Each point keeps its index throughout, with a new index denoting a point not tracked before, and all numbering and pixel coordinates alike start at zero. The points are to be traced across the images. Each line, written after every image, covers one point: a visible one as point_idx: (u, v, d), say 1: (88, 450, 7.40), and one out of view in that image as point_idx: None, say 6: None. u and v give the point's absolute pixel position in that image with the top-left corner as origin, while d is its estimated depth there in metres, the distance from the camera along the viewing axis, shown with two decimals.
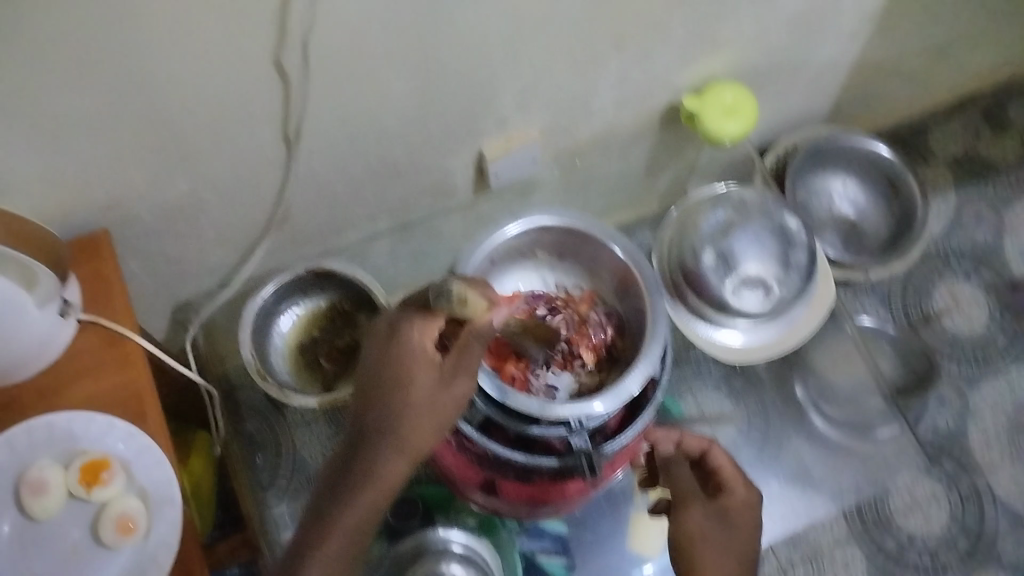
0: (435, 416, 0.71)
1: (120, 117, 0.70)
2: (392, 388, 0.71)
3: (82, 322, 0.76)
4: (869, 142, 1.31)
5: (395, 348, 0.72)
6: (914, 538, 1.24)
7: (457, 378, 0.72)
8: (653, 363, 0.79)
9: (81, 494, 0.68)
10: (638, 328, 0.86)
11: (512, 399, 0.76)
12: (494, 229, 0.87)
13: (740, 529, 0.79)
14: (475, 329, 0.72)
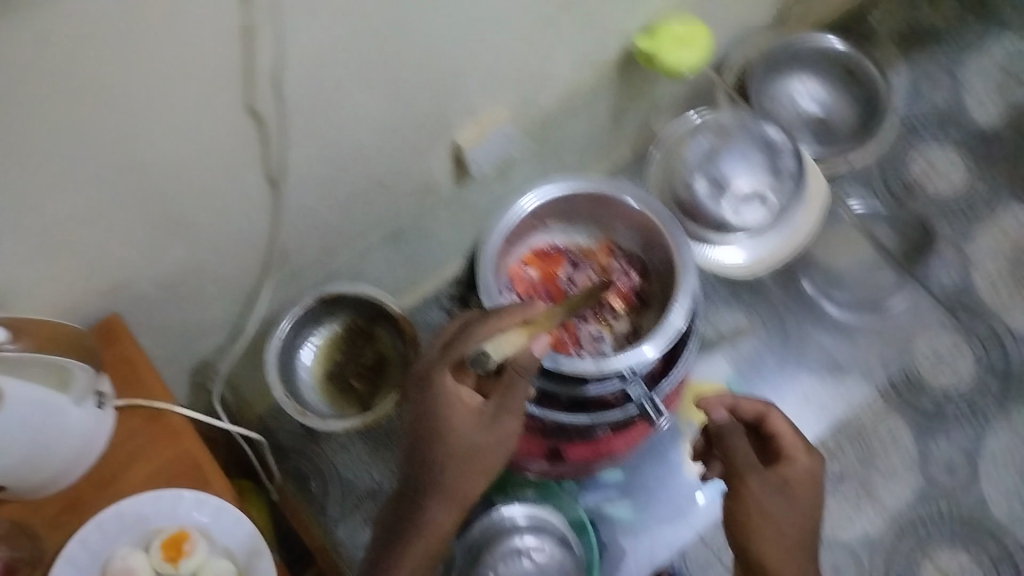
0: (481, 463, 0.73)
1: (106, 196, 0.69)
2: (434, 442, 0.73)
3: (119, 408, 0.75)
4: (819, 36, 1.32)
5: (433, 400, 0.72)
6: (949, 392, 1.22)
7: (501, 420, 0.73)
8: (690, 295, 0.79)
9: (169, 571, 0.69)
10: (660, 267, 0.87)
11: (566, 364, 0.76)
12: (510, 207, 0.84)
13: (800, 500, 0.77)
14: (519, 367, 0.72)
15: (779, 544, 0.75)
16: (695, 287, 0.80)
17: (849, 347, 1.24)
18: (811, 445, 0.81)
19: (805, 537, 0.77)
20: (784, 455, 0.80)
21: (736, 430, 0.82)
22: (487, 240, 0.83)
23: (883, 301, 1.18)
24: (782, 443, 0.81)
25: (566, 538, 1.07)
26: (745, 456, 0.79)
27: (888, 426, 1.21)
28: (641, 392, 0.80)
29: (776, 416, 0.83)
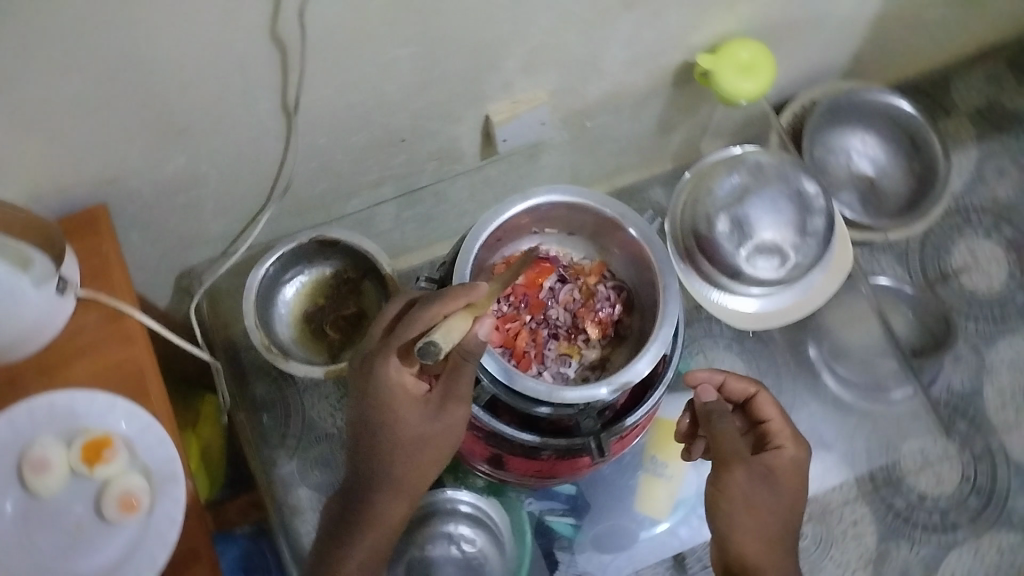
0: (429, 451, 0.72)
1: (112, 92, 0.68)
2: (380, 432, 0.72)
3: (81, 298, 0.74)
4: (889, 98, 1.26)
5: (378, 391, 0.70)
6: (925, 497, 1.22)
7: (447, 408, 0.71)
8: (664, 343, 0.76)
9: (84, 472, 0.68)
10: (650, 303, 0.84)
11: (521, 382, 0.74)
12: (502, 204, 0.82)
13: (783, 487, 0.80)
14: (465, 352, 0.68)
15: (759, 532, 0.78)
16: (671, 335, 0.77)
17: (835, 423, 1.22)
18: (798, 434, 0.86)
19: (789, 525, 0.79)
20: (772, 442, 0.86)
21: (726, 414, 0.87)
22: (474, 236, 0.80)
23: (881, 389, 1.21)
24: (771, 430, 0.87)
25: (501, 538, 1.09)
26: (731, 443, 0.82)
27: (852, 510, 1.20)
28: (592, 426, 0.78)
29: (764, 399, 0.90)
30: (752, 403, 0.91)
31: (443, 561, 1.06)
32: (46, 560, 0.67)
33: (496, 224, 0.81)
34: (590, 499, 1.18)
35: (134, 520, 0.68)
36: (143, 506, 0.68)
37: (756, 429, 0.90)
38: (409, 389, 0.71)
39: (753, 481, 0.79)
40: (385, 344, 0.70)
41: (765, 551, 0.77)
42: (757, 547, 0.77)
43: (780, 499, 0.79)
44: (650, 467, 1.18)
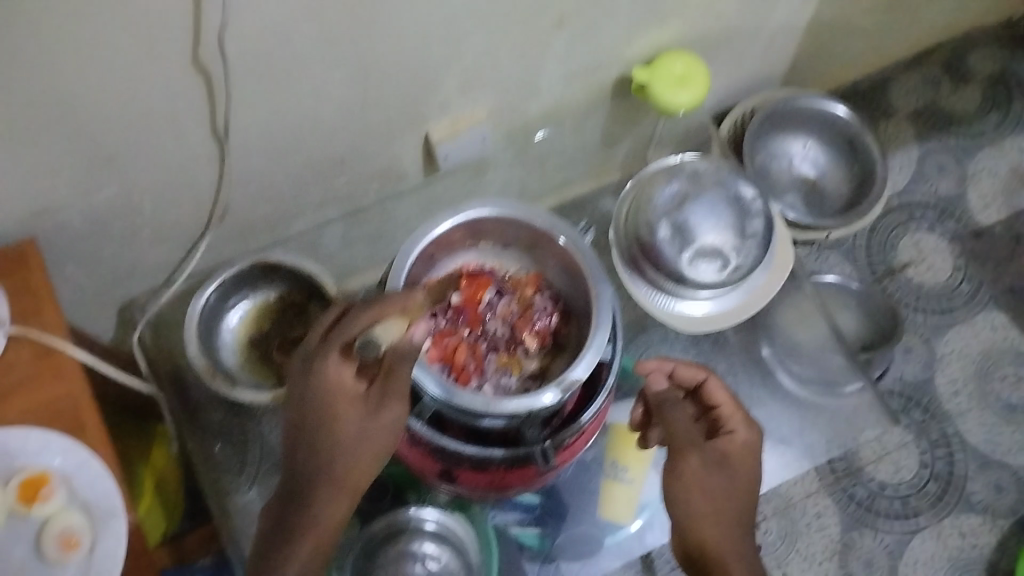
0: (370, 449, 0.71)
1: (34, 124, 0.68)
2: (318, 434, 0.70)
3: (12, 335, 0.73)
4: (825, 103, 1.29)
5: (315, 392, 0.70)
6: (885, 486, 1.27)
7: (386, 409, 0.71)
8: (599, 350, 0.79)
9: (22, 512, 0.68)
10: (584, 308, 0.86)
11: (458, 398, 0.75)
12: (427, 224, 0.84)
13: (737, 471, 0.83)
14: (400, 354, 0.70)
15: (714, 518, 0.80)
16: (605, 342, 0.79)
17: (791, 419, 1.22)
18: (749, 418, 0.87)
19: (743, 510, 0.82)
20: (723, 428, 0.87)
21: (677, 403, 0.91)
22: (405, 251, 0.82)
23: (835, 385, 1.22)
24: (722, 415, 0.88)
25: (468, 554, 1.08)
26: (682, 430, 0.87)
27: (816, 503, 1.26)
28: (538, 435, 0.79)
29: (715, 385, 0.90)
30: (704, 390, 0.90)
31: None
32: None
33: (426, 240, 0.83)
34: (554, 507, 1.18)
35: (74, 559, 0.67)
36: (83, 543, 0.67)
37: (706, 415, 0.90)
38: (348, 387, 0.70)
39: (702, 468, 0.82)
40: (323, 346, 0.71)
41: (721, 536, 0.79)
42: (712, 533, 0.79)
43: (732, 483, 0.82)
44: (611, 473, 1.18)
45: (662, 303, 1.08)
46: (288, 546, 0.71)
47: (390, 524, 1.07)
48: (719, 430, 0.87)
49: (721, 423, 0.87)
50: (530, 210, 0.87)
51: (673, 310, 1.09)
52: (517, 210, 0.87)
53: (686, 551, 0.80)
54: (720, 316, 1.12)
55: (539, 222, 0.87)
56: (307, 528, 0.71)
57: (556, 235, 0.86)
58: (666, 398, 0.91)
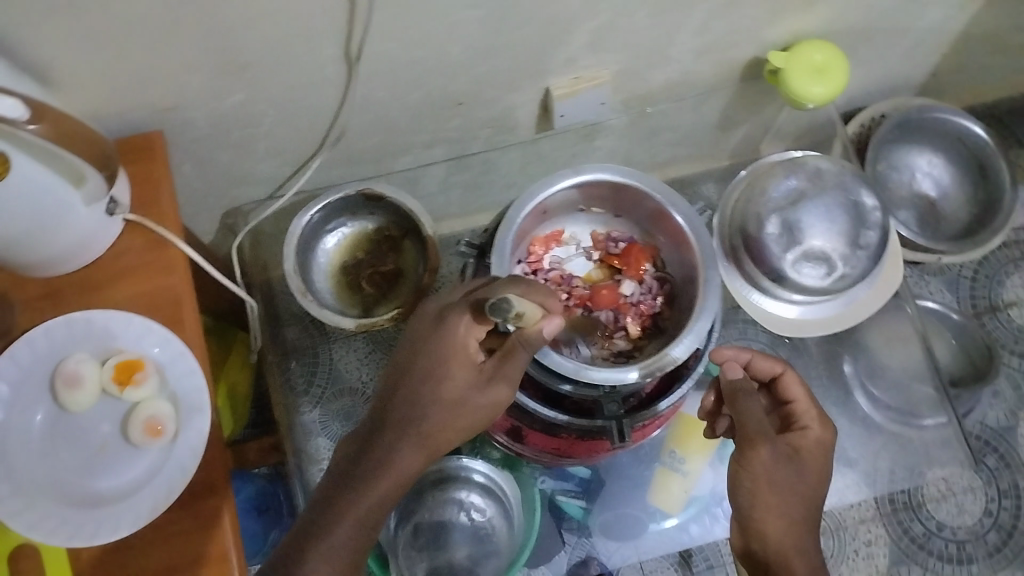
0: (467, 415, 0.69)
1: (180, 23, 0.68)
2: (426, 383, 0.70)
3: (127, 221, 0.75)
4: (963, 119, 1.21)
5: (437, 342, 0.70)
6: (944, 527, 1.23)
7: (494, 384, 0.70)
8: (699, 337, 0.76)
9: (115, 392, 0.70)
10: (689, 290, 0.84)
11: (548, 357, 0.74)
12: (547, 179, 0.83)
13: (808, 468, 0.78)
14: (525, 338, 0.69)
15: (782, 512, 0.76)
16: (707, 329, 0.76)
17: (862, 442, 1.21)
18: (824, 415, 0.83)
19: (810, 507, 0.78)
20: (796, 424, 0.83)
21: (753, 393, 0.81)
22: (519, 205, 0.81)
23: (914, 415, 1.17)
24: (795, 411, 0.84)
25: (509, 510, 1.10)
26: (756, 421, 0.78)
27: (868, 531, 1.22)
28: (615, 410, 0.78)
29: (790, 379, 0.86)
30: (778, 383, 0.87)
31: (453, 526, 1.07)
32: (68, 472, 0.69)
33: (543, 196, 0.82)
34: (603, 485, 1.18)
35: (157, 444, 0.70)
36: (167, 432, 0.70)
37: (780, 410, 0.87)
38: (471, 348, 0.70)
39: (773, 466, 0.76)
40: (457, 303, 0.72)
41: (786, 530, 0.75)
42: (777, 526, 0.75)
43: (804, 482, 0.77)
44: (667, 461, 1.17)
45: (752, 298, 1.06)
46: (360, 488, 0.66)
47: (442, 470, 1.08)
48: (793, 424, 0.84)
49: (795, 420, 0.84)
50: (654, 184, 0.83)
51: (761, 306, 1.07)
52: (641, 181, 0.84)
53: (749, 541, 0.77)
54: (810, 323, 1.09)
55: (661, 198, 0.83)
56: (383, 476, 0.67)
57: (675, 213, 0.83)
58: (742, 388, 0.82)
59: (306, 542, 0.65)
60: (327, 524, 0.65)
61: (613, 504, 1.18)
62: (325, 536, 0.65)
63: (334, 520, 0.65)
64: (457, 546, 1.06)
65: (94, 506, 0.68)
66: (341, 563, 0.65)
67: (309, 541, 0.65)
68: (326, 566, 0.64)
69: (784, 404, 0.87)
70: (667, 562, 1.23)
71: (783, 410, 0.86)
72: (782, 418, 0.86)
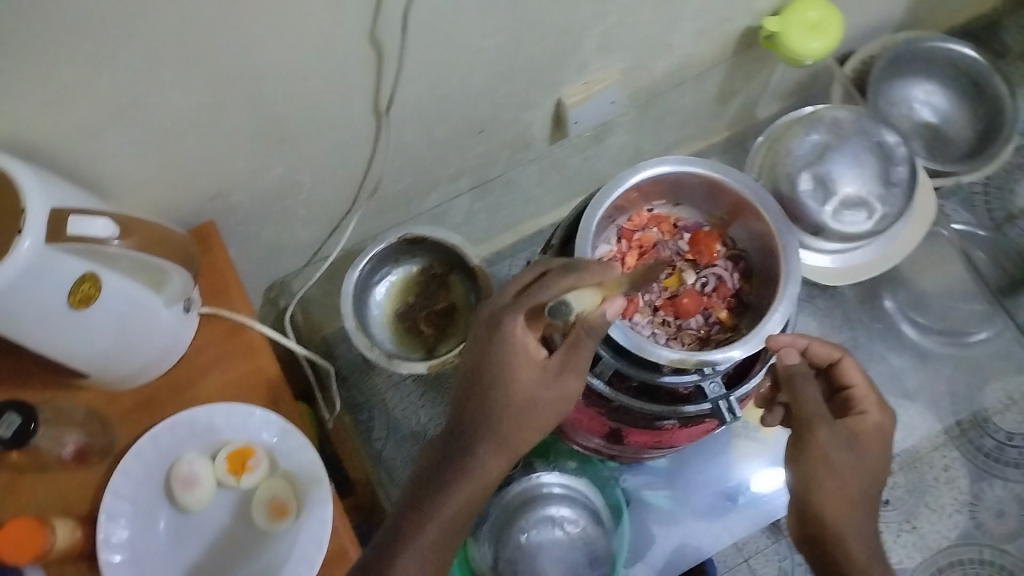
0: (541, 413, 0.69)
1: (221, 107, 0.69)
2: (495, 388, 0.68)
3: (203, 314, 0.76)
4: (952, 43, 1.24)
5: (499, 347, 0.68)
6: (1014, 436, 1.19)
7: (563, 378, 0.69)
8: (792, 302, 0.78)
9: (231, 482, 0.71)
10: (773, 268, 0.84)
11: (652, 353, 0.75)
12: (611, 180, 0.83)
13: (868, 453, 0.72)
14: (588, 325, 0.68)
15: (843, 497, 0.69)
16: (800, 295, 0.78)
17: (920, 374, 1.23)
18: (884, 400, 0.76)
19: (873, 496, 0.71)
20: (854, 408, 0.76)
21: (811, 377, 0.74)
22: (594, 206, 0.82)
23: (964, 333, 1.19)
24: (854, 396, 0.77)
25: (601, 516, 1.10)
26: (815, 405, 0.72)
27: (943, 456, 1.21)
28: (719, 390, 0.79)
29: (850, 365, 0.78)
30: (835, 369, 0.79)
31: (547, 545, 1.07)
32: (204, 573, 0.70)
33: (611, 197, 0.83)
34: (680, 472, 1.18)
35: (284, 525, 0.70)
36: (292, 510, 0.71)
37: (836, 397, 0.79)
38: (530, 347, 0.69)
39: (833, 448, 0.70)
40: (508, 304, 0.69)
41: (848, 514, 0.69)
42: (839, 509, 0.69)
43: (864, 466, 0.71)
44: (739, 432, 1.19)
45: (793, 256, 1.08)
46: (442, 494, 0.68)
47: (523, 491, 1.08)
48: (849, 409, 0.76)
49: (852, 405, 0.76)
50: (713, 165, 0.84)
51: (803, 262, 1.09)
52: (700, 165, 0.84)
53: (807, 526, 0.71)
54: (858, 267, 1.11)
55: (725, 176, 0.84)
56: (464, 481, 0.68)
57: (739, 186, 0.84)
58: (798, 372, 0.74)
59: (394, 554, 0.66)
60: (413, 531, 0.67)
61: (693, 488, 1.18)
62: (411, 543, 0.67)
63: (420, 527, 0.67)
64: (553, 564, 1.07)
65: None
66: (430, 565, 0.67)
67: (396, 551, 0.67)
68: (416, 568, 0.66)
69: (842, 390, 0.79)
70: (757, 533, 1.20)
71: (841, 396, 0.78)
72: (839, 405, 0.78)
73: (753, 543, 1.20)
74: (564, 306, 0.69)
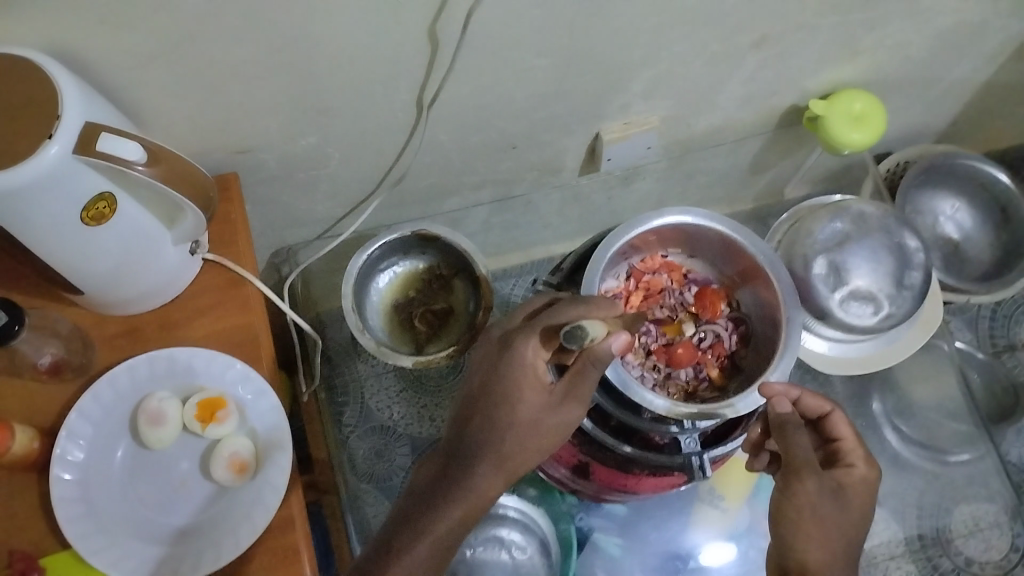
0: (540, 437, 0.70)
1: (272, 67, 0.71)
2: (499, 408, 0.69)
3: (207, 260, 0.77)
4: (986, 165, 1.26)
5: (507, 368, 0.70)
6: (972, 563, 1.17)
7: (565, 404, 0.70)
8: (784, 374, 0.78)
9: (196, 429, 0.71)
10: (772, 338, 0.85)
11: (637, 395, 0.75)
12: (633, 219, 0.84)
13: (853, 505, 0.72)
14: (595, 355, 0.68)
15: (826, 544, 0.69)
16: (792, 370, 0.78)
17: (893, 479, 1.23)
18: (871, 455, 0.77)
19: (854, 548, 0.71)
20: (842, 461, 0.77)
21: (803, 426, 0.73)
22: (605, 246, 0.82)
23: (943, 450, 1.22)
24: (842, 448, 0.77)
25: (550, 550, 1.09)
26: (804, 452, 0.72)
27: (896, 567, 1.19)
28: (694, 446, 0.80)
29: (839, 419, 0.79)
30: (825, 422, 0.80)
31: (492, 564, 1.05)
32: (147, 511, 0.69)
33: (628, 234, 0.83)
34: (635, 524, 1.18)
35: (239, 482, 0.70)
36: (250, 469, 0.71)
37: (825, 449, 0.80)
38: (539, 370, 0.70)
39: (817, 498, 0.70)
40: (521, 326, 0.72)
41: (831, 564, 0.68)
42: (821, 558, 0.68)
43: (847, 518, 0.71)
44: (705, 499, 1.17)
45: None
46: (437, 508, 0.68)
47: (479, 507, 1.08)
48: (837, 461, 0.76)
49: (840, 457, 0.77)
50: (733, 225, 0.85)
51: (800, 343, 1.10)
52: (721, 222, 0.85)
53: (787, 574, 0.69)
54: (853, 361, 1.11)
55: (742, 238, 0.85)
56: (461, 499, 0.68)
57: (754, 251, 0.84)
58: (790, 419, 0.74)
59: (384, 564, 0.66)
60: (405, 544, 0.67)
61: (644, 543, 1.18)
62: (403, 557, 0.66)
63: (412, 541, 0.67)
64: None
65: (177, 543, 0.68)
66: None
67: (385, 562, 0.66)
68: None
69: (831, 442, 0.79)
70: None
71: (830, 448, 0.79)
72: (826, 457, 0.79)
73: None
74: (579, 331, 0.67)
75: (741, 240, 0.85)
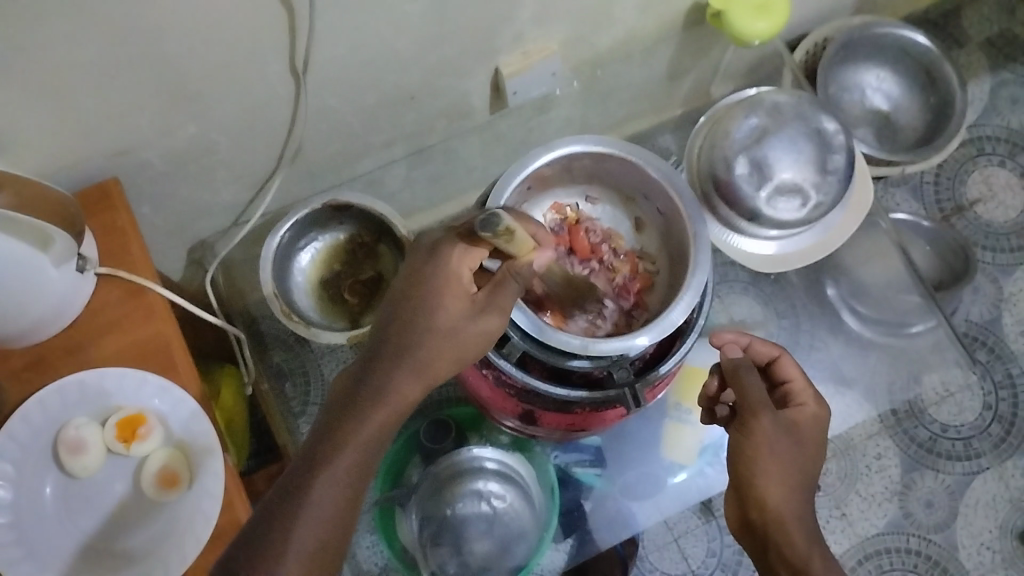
0: (458, 347, 0.65)
1: (120, 64, 0.66)
2: (417, 320, 0.65)
3: (101, 275, 0.75)
4: (904, 30, 1.22)
5: (432, 272, 0.66)
6: (948, 427, 1.23)
7: (487, 313, 0.67)
8: (697, 292, 0.81)
9: (120, 450, 0.70)
10: (682, 265, 0.87)
11: (553, 338, 0.79)
12: (524, 158, 0.85)
13: (807, 442, 0.75)
14: (515, 268, 0.69)
15: (782, 479, 0.71)
16: (704, 283, 0.81)
17: (858, 362, 1.20)
18: (820, 396, 0.80)
19: (804, 478, 0.73)
20: (793, 402, 0.80)
21: (754, 370, 0.78)
22: (498, 191, 0.84)
23: (902, 324, 1.17)
24: (792, 390, 0.81)
25: (531, 493, 1.07)
26: (759, 391, 0.75)
27: (877, 445, 1.21)
28: (627, 376, 0.83)
29: (787, 362, 0.83)
30: (775, 366, 0.84)
31: (474, 520, 1.03)
32: (87, 540, 0.68)
33: (523, 174, 0.85)
34: (614, 451, 1.15)
35: (173, 494, 0.70)
36: (183, 480, 0.70)
37: (776, 392, 0.83)
38: (463, 278, 0.66)
39: (773, 434, 0.72)
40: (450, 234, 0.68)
41: (787, 499, 0.71)
42: (780, 497, 0.71)
43: (801, 455, 0.73)
44: (675, 415, 1.15)
45: (730, 239, 1.08)
46: (358, 419, 0.61)
47: (451, 467, 1.05)
48: (788, 404, 0.79)
49: (791, 398, 0.80)
50: (624, 146, 0.88)
51: (740, 246, 1.09)
52: (611, 145, 0.88)
53: (748, 512, 0.72)
54: (794, 255, 1.12)
55: (637, 157, 0.88)
56: (382, 406, 0.62)
57: (651, 170, 0.87)
58: (743, 364, 0.79)
59: (304, 483, 0.59)
60: (327, 458, 0.60)
61: (626, 468, 1.15)
62: (327, 471, 0.59)
63: (337, 451, 0.60)
64: (478, 539, 1.03)
65: (125, 567, 0.68)
66: (346, 492, 0.59)
67: (308, 480, 0.59)
68: (332, 500, 0.59)
69: (781, 385, 0.83)
70: (689, 512, 1.19)
71: (780, 391, 0.82)
72: (778, 399, 0.82)
73: (685, 523, 1.19)
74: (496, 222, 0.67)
75: (634, 159, 0.88)
